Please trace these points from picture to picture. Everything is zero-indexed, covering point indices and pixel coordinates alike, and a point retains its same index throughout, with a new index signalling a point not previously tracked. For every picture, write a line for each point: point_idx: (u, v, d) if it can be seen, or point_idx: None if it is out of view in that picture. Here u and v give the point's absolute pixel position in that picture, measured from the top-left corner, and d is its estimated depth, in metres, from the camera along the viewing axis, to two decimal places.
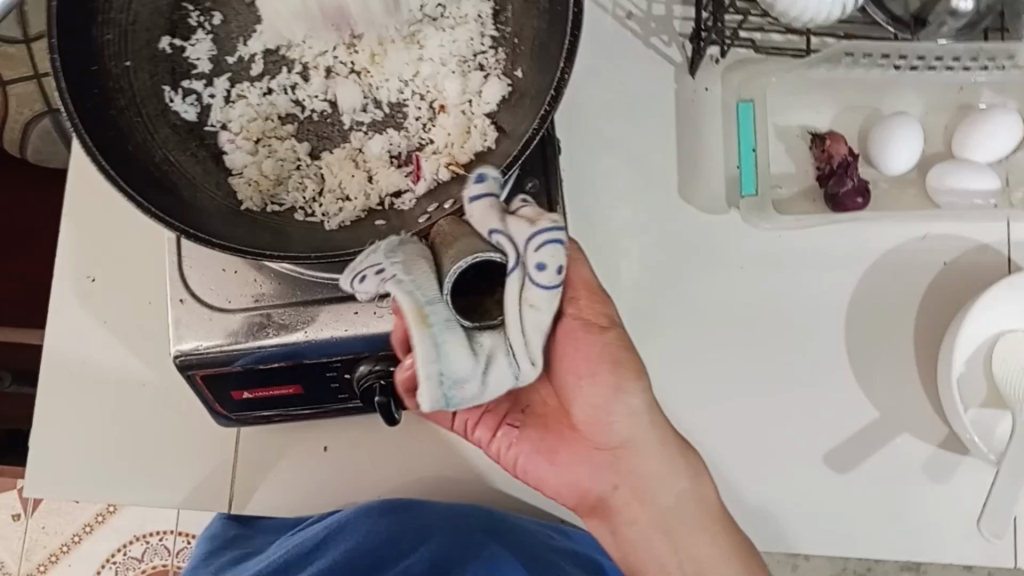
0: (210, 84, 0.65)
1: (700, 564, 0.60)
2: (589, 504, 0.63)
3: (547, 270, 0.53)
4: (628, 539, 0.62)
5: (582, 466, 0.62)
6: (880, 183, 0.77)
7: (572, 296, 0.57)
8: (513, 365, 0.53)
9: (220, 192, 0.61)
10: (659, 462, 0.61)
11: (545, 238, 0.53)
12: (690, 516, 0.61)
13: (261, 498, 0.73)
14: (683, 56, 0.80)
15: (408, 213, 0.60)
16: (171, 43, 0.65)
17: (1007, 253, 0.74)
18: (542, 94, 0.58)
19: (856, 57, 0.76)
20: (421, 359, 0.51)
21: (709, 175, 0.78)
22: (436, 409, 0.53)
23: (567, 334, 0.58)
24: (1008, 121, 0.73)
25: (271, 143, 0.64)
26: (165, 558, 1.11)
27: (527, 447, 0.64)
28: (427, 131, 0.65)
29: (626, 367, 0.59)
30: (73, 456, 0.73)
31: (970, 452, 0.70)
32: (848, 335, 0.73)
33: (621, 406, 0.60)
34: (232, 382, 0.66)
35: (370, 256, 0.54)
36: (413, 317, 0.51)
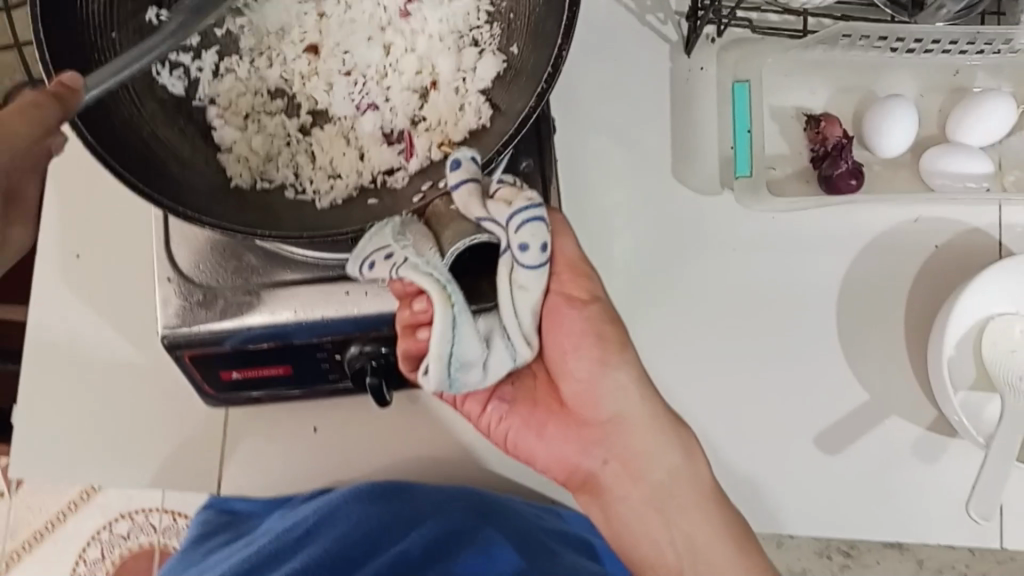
0: (198, 57, 0.62)
1: (694, 539, 0.59)
2: (578, 479, 0.63)
3: (532, 250, 0.54)
4: (618, 515, 0.62)
5: (571, 441, 0.62)
6: (873, 165, 0.77)
7: (555, 272, 0.59)
8: (510, 348, 0.56)
9: (208, 168, 0.59)
10: (650, 438, 0.61)
11: (524, 217, 0.53)
12: (683, 493, 0.60)
13: (250, 478, 0.72)
14: (678, 35, 0.79)
15: (401, 191, 0.59)
16: (158, 14, 0.60)
17: (998, 236, 0.74)
18: (538, 72, 0.57)
19: (852, 40, 0.76)
20: (440, 338, 0.51)
21: (702, 155, 0.77)
22: (439, 388, 0.54)
23: (552, 307, 0.59)
24: (1004, 105, 0.73)
25: (260, 118, 0.63)
26: (147, 535, 0.94)
27: (516, 422, 0.63)
28: (420, 108, 0.64)
29: (610, 340, 0.60)
30: (58, 436, 0.72)
31: (958, 434, 0.71)
32: (840, 317, 0.73)
33: (608, 382, 0.60)
34: (221, 362, 0.65)
35: (375, 237, 0.53)
36: (435, 296, 0.51)
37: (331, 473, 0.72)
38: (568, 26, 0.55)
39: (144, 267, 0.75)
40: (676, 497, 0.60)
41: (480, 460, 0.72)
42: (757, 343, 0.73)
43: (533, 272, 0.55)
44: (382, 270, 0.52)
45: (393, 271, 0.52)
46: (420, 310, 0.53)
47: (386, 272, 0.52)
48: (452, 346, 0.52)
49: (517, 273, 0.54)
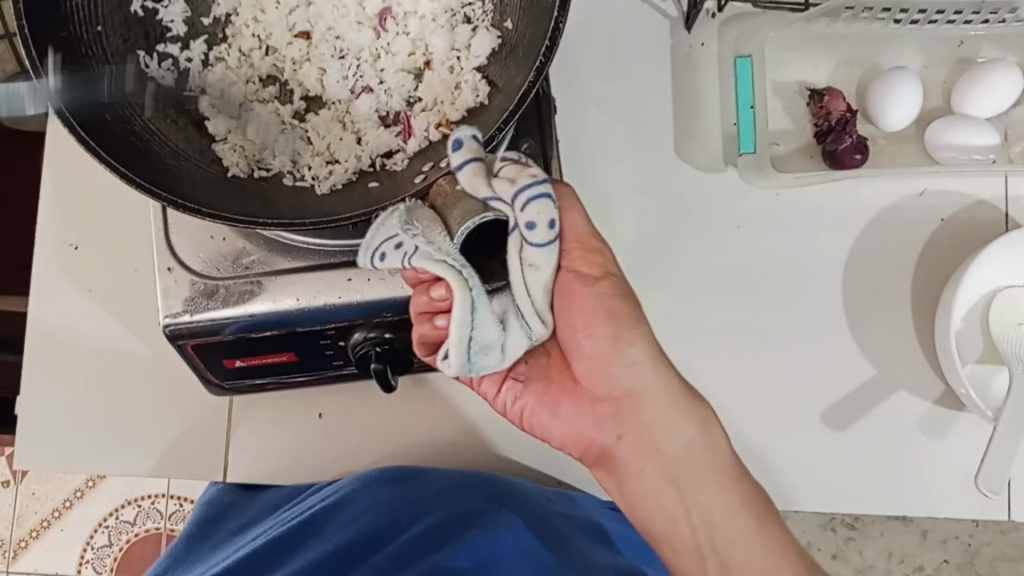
0: (186, 48, 0.62)
1: (709, 512, 0.60)
2: (594, 455, 0.63)
3: (539, 228, 0.53)
4: (632, 489, 0.61)
5: (585, 416, 0.62)
6: (878, 140, 0.76)
7: (565, 247, 0.58)
8: (524, 326, 0.55)
9: (205, 159, 0.57)
10: (665, 414, 0.60)
11: (530, 195, 0.53)
12: (698, 468, 0.60)
13: (259, 466, 0.72)
14: (679, 11, 0.78)
15: (401, 173, 0.58)
16: (143, 5, 0.60)
17: (1005, 208, 0.74)
18: (535, 45, 0.55)
19: (856, 11, 0.75)
20: (461, 324, 0.51)
21: (706, 132, 0.76)
22: (460, 372, 0.53)
23: (563, 286, 0.58)
24: (1009, 76, 0.72)
25: (253, 107, 0.62)
26: (158, 521, 1.07)
27: (531, 400, 0.62)
28: (414, 88, 0.63)
29: (623, 316, 0.59)
30: (63, 427, 0.72)
31: (966, 408, 0.70)
32: (845, 294, 0.73)
33: (620, 357, 0.59)
34: (223, 351, 0.65)
35: (381, 229, 0.51)
36: (454, 282, 0.50)
37: (338, 459, 0.72)
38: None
39: (142, 257, 0.74)
40: (690, 472, 0.60)
41: (485, 442, 0.72)
42: (763, 321, 0.73)
43: (542, 250, 0.54)
44: (393, 261, 0.51)
45: (407, 262, 0.51)
46: (440, 297, 0.53)
47: (398, 263, 0.51)
48: (473, 332, 0.51)
49: (525, 251, 0.54)
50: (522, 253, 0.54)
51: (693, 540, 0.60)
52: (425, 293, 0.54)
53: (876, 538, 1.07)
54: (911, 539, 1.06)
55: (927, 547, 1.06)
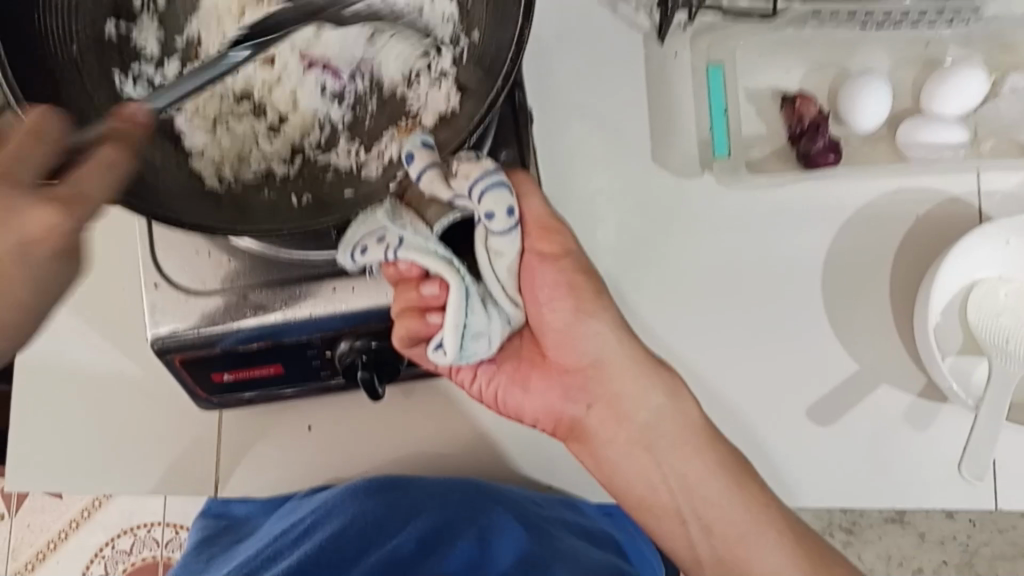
0: (160, 67, 0.63)
1: (687, 477, 0.60)
2: (566, 427, 0.63)
3: (499, 217, 0.54)
4: (607, 459, 0.62)
5: (555, 390, 0.62)
6: (851, 140, 0.77)
7: (525, 230, 0.58)
8: (502, 311, 0.57)
9: (180, 173, 0.58)
10: (632, 379, 0.61)
11: (486, 185, 0.54)
12: (670, 431, 0.61)
13: (251, 483, 0.72)
14: (651, 23, 0.80)
15: (375, 181, 0.59)
16: (117, 25, 0.61)
17: (978, 203, 0.75)
18: (501, 54, 0.57)
19: (823, 16, 0.78)
20: (454, 310, 0.52)
21: (682, 139, 0.78)
22: (454, 361, 0.55)
23: (527, 266, 0.58)
24: (976, 74, 0.74)
25: (229, 122, 0.63)
26: (153, 550, 1.07)
27: (503, 379, 0.62)
28: (384, 98, 0.63)
29: (586, 288, 0.60)
30: (54, 450, 0.72)
31: (948, 400, 0.71)
32: (825, 292, 0.74)
33: (585, 330, 0.60)
34: (213, 365, 0.65)
35: (364, 224, 0.54)
36: (447, 272, 0.52)
37: (330, 471, 0.72)
38: (528, 9, 0.54)
39: (131, 275, 0.75)
40: (663, 437, 0.61)
41: (473, 448, 0.73)
42: (746, 320, 0.74)
43: (506, 237, 0.55)
44: (375, 252, 0.53)
45: (389, 253, 0.52)
46: (431, 294, 0.54)
47: (381, 255, 0.53)
48: (465, 317, 0.53)
49: (490, 240, 0.55)
50: (486, 243, 0.55)
51: (674, 505, 0.60)
52: (414, 289, 0.54)
53: (875, 541, 1.07)
54: (909, 542, 1.06)
55: (926, 549, 1.06)
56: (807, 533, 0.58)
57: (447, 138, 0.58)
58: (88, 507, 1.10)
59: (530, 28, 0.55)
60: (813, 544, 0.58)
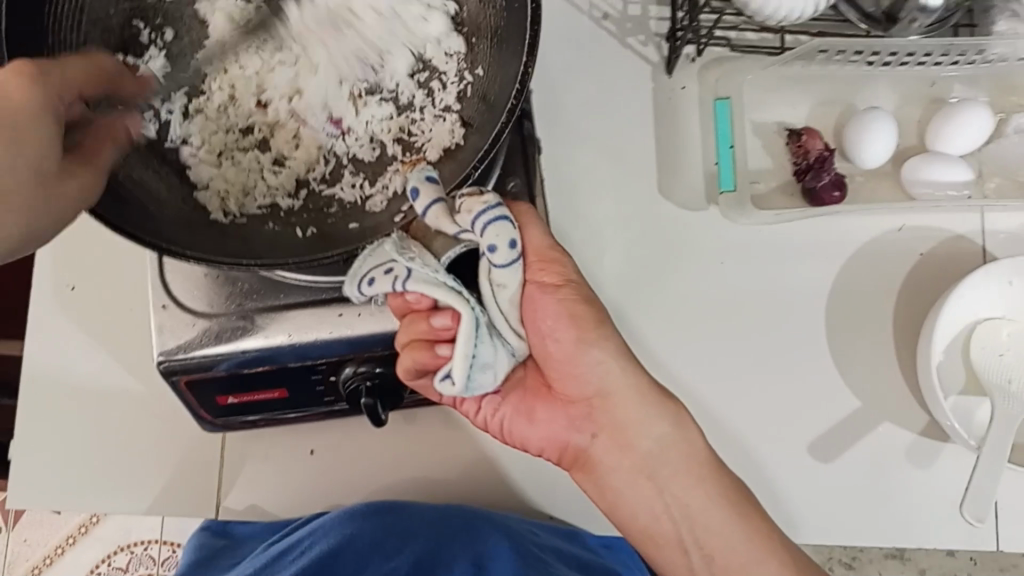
0: (166, 100, 0.63)
1: (688, 507, 0.60)
2: (571, 457, 0.64)
3: (501, 250, 0.54)
4: (611, 488, 0.62)
5: (561, 421, 0.62)
6: (856, 176, 0.78)
7: (524, 261, 0.58)
8: (506, 344, 0.57)
9: (187, 207, 0.59)
10: (635, 409, 0.61)
11: (491, 217, 0.54)
12: (674, 460, 0.61)
13: (251, 505, 0.72)
14: (660, 56, 0.80)
15: (381, 214, 0.59)
16: (124, 61, 0.62)
17: (981, 242, 0.75)
18: (506, 88, 0.58)
19: (829, 54, 0.77)
20: (464, 339, 0.52)
21: (687, 171, 0.79)
22: (461, 392, 0.55)
23: (528, 297, 0.58)
24: (982, 113, 0.74)
25: (234, 155, 0.64)
26: (150, 568, 1.08)
27: (508, 410, 0.63)
28: (390, 132, 0.64)
29: (587, 320, 0.59)
30: (55, 467, 0.73)
31: (950, 438, 0.71)
32: (827, 327, 0.74)
33: (586, 359, 0.60)
34: (217, 387, 0.66)
35: (374, 256, 0.54)
36: (456, 302, 0.52)
37: (330, 494, 0.72)
38: (532, 42, 0.56)
39: (140, 296, 0.76)
40: (667, 466, 0.61)
41: (476, 474, 0.73)
42: (748, 354, 0.74)
43: (508, 270, 0.55)
44: (382, 283, 0.53)
45: (398, 284, 0.53)
46: (440, 326, 0.54)
47: (388, 287, 0.53)
48: (474, 347, 0.53)
49: (494, 273, 0.55)
50: (490, 275, 0.55)
51: (676, 536, 0.60)
52: (424, 321, 0.55)
53: None
54: None
55: None
56: (809, 563, 0.59)
57: (453, 172, 0.59)
58: (86, 524, 1.12)
59: (533, 63, 0.56)
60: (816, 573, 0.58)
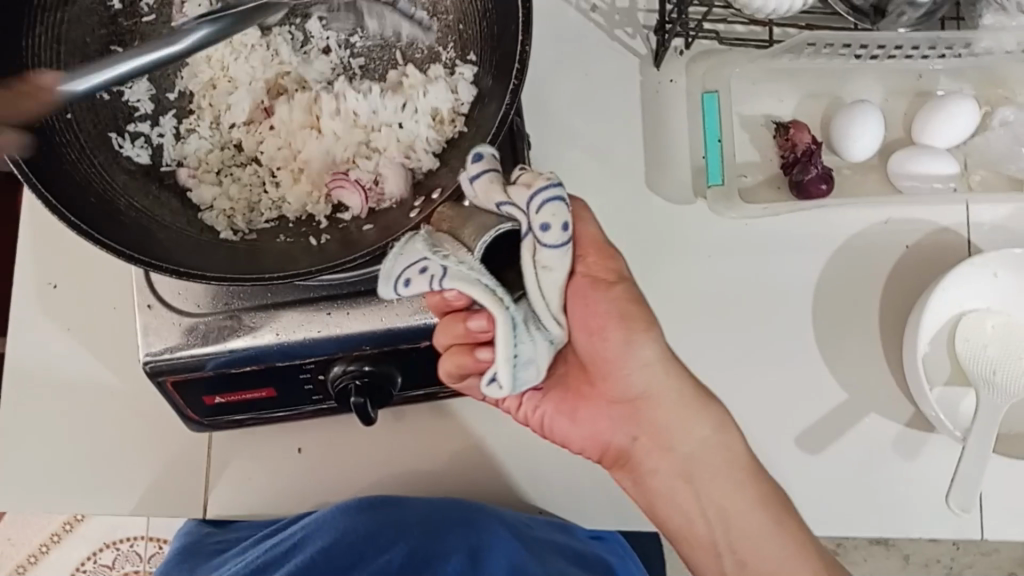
0: (156, 124, 0.63)
1: (724, 512, 0.61)
2: (612, 457, 0.64)
3: (553, 230, 0.52)
4: (651, 488, 0.63)
5: (603, 420, 0.63)
6: (843, 169, 0.78)
7: (581, 254, 0.56)
8: (548, 334, 0.54)
9: (194, 229, 0.59)
10: (680, 413, 0.61)
11: (545, 197, 0.51)
12: (714, 464, 0.61)
13: (239, 504, 0.72)
14: (648, 48, 0.80)
15: (395, 213, 0.60)
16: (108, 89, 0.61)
17: (967, 235, 0.76)
18: (504, 73, 0.58)
19: (817, 48, 0.77)
20: (505, 340, 0.51)
21: (675, 164, 0.78)
22: (509, 392, 0.54)
23: (578, 291, 0.56)
24: (968, 107, 0.75)
25: (233, 171, 0.63)
26: (136, 564, 1.12)
27: (549, 408, 0.63)
28: (389, 131, 0.63)
29: (638, 319, 0.58)
30: (39, 467, 0.72)
31: (935, 430, 0.72)
32: (815, 321, 0.74)
33: (633, 360, 0.59)
34: (204, 387, 0.65)
35: (402, 254, 0.50)
36: (491, 301, 0.50)
37: (321, 491, 0.72)
38: (528, 19, 0.56)
39: (123, 294, 0.75)
40: (706, 468, 0.61)
41: (467, 471, 0.72)
42: (737, 346, 0.74)
43: (556, 252, 0.52)
44: (420, 285, 0.49)
45: (435, 283, 0.49)
46: (477, 328, 0.54)
47: (424, 286, 0.49)
48: (516, 346, 0.51)
49: (540, 253, 0.52)
50: (534, 256, 0.52)
51: (711, 538, 0.61)
52: (461, 322, 0.55)
53: (860, 563, 1.12)
54: (894, 563, 1.12)
55: (910, 570, 1.12)
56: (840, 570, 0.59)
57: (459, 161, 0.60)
58: (59, 531, 1.13)
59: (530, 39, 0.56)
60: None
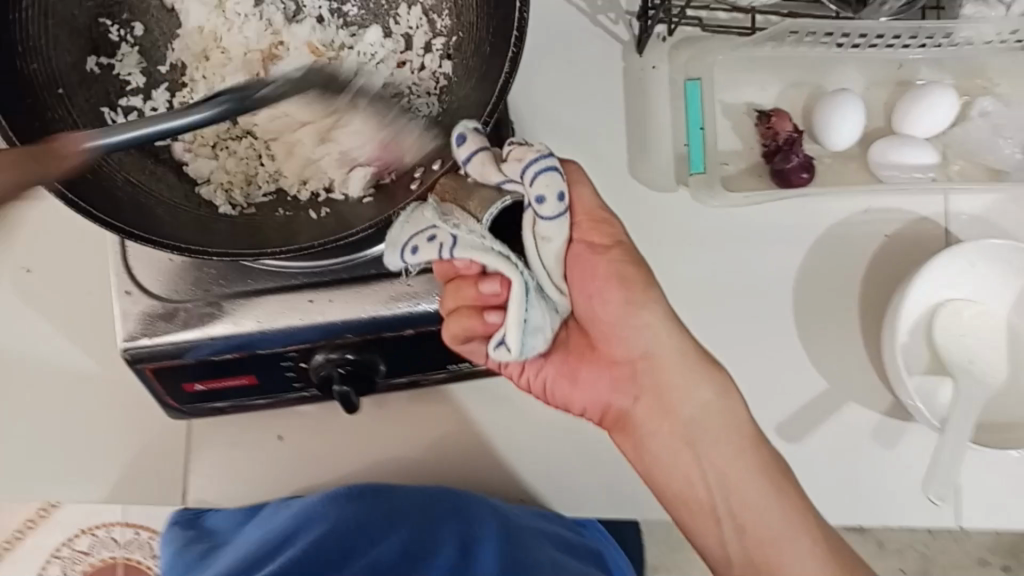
0: (148, 98, 0.64)
1: (725, 473, 0.61)
2: (613, 418, 0.64)
3: (549, 202, 0.55)
4: (650, 453, 0.63)
5: (605, 381, 0.63)
6: (824, 158, 0.78)
7: (575, 220, 0.59)
8: (551, 302, 0.58)
9: (191, 204, 0.59)
10: (683, 372, 0.62)
11: (541, 168, 0.54)
12: (715, 426, 0.62)
13: (221, 492, 0.72)
14: (630, 35, 0.80)
15: (395, 184, 0.58)
16: (98, 62, 0.62)
17: (945, 224, 0.77)
18: (498, 39, 0.57)
19: (800, 36, 0.77)
20: (516, 303, 0.53)
21: (659, 153, 0.78)
22: (516, 358, 0.55)
23: (576, 257, 0.60)
24: (947, 97, 0.75)
25: (229, 144, 0.63)
26: (113, 550, 1.11)
27: (552, 370, 0.63)
28: (385, 103, 0.63)
29: (635, 281, 0.60)
30: (17, 454, 0.71)
31: (913, 419, 0.73)
32: (797, 309, 0.75)
33: (634, 321, 0.61)
34: (184, 375, 0.64)
35: (412, 223, 0.53)
36: (505, 266, 0.52)
37: (302, 479, 0.72)
38: None
39: (99, 278, 0.73)
40: (708, 431, 0.62)
41: (448, 459, 0.72)
42: (721, 334, 0.75)
43: (554, 223, 0.56)
44: (428, 252, 0.52)
45: (444, 251, 0.52)
46: (488, 292, 0.55)
47: (433, 254, 0.52)
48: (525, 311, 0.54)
49: (539, 226, 0.56)
50: (534, 227, 0.56)
51: (711, 503, 0.61)
52: (472, 287, 0.55)
53: None
54: (868, 548, 1.14)
55: (884, 555, 1.15)
56: (840, 543, 0.59)
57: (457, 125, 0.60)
58: (34, 517, 1.12)
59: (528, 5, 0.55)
60: (845, 553, 0.59)
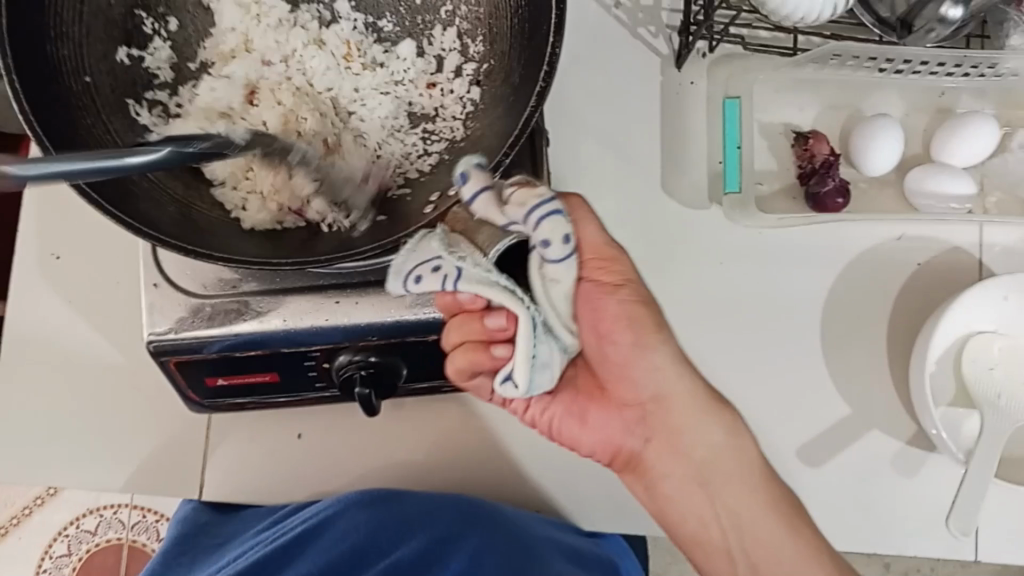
0: (174, 94, 0.62)
1: (739, 515, 0.60)
2: (624, 460, 0.64)
3: (556, 245, 0.52)
4: (662, 494, 0.63)
5: (615, 422, 0.62)
6: (859, 183, 0.77)
7: (583, 259, 0.56)
8: (560, 339, 0.55)
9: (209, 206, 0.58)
10: (693, 415, 0.61)
11: (546, 211, 0.52)
12: (728, 469, 0.61)
13: (236, 486, 0.71)
14: (670, 49, 0.79)
15: (411, 204, 0.58)
16: (129, 53, 0.60)
17: (979, 255, 0.76)
18: (529, 74, 0.57)
19: (843, 59, 0.76)
20: (523, 336, 0.51)
21: (692, 169, 0.78)
22: (522, 394, 0.54)
23: (584, 296, 0.56)
24: (988, 126, 0.74)
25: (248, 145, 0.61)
26: (119, 531, 1.11)
27: (559, 410, 0.62)
28: (413, 123, 0.63)
29: (646, 321, 0.59)
30: (34, 437, 0.71)
31: (936, 449, 0.72)
32: (825, 333, 0.74)
33: (645, 362, 0.60)
34: (206, 369, 0.64)
35: (415, 255, 0.51)
36: (510, 300, 0.50)
37: (317, 477, 0.72)
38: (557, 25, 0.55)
39: (128, 267, 0.74)
40: (720, 472, 0.61)
41: (465, 465, 0.72)
42: (744, 354, 0.74)
43: (562, 265, 0.54)
44: (432, 283, 0.50)
45: (447, 283, 0.50)
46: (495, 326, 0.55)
47: (437, 285, 0.50)
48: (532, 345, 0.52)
49: (546, 267, 0.53)
50: (541, 270, 0.54)
51: (723, 542, 0.61)
52: (478, 321, 0.55)
53: None
54: (874, 568, 1.14)
55: None
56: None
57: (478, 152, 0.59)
58: (42, 495, 1.15)
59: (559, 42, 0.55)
60: None
